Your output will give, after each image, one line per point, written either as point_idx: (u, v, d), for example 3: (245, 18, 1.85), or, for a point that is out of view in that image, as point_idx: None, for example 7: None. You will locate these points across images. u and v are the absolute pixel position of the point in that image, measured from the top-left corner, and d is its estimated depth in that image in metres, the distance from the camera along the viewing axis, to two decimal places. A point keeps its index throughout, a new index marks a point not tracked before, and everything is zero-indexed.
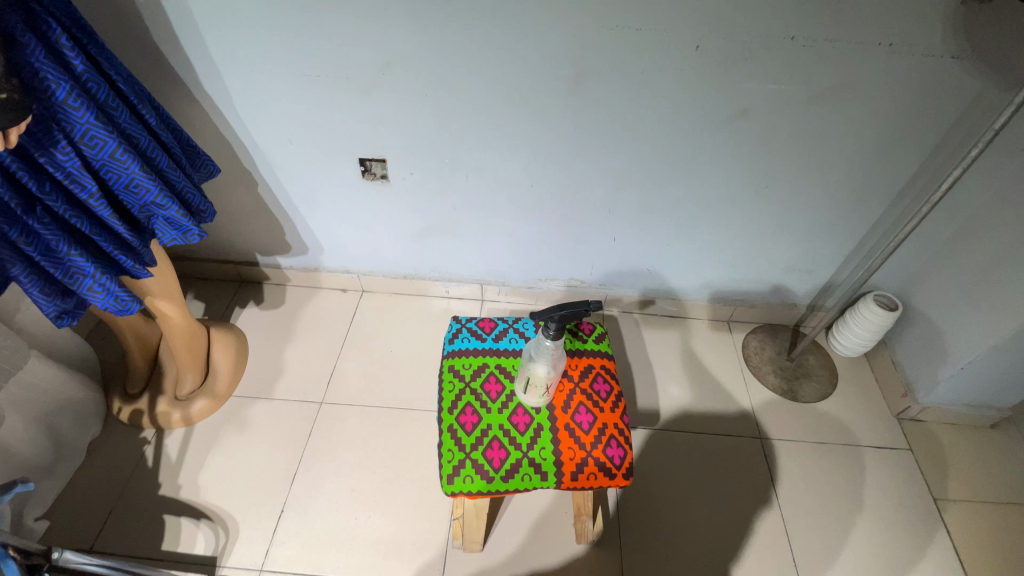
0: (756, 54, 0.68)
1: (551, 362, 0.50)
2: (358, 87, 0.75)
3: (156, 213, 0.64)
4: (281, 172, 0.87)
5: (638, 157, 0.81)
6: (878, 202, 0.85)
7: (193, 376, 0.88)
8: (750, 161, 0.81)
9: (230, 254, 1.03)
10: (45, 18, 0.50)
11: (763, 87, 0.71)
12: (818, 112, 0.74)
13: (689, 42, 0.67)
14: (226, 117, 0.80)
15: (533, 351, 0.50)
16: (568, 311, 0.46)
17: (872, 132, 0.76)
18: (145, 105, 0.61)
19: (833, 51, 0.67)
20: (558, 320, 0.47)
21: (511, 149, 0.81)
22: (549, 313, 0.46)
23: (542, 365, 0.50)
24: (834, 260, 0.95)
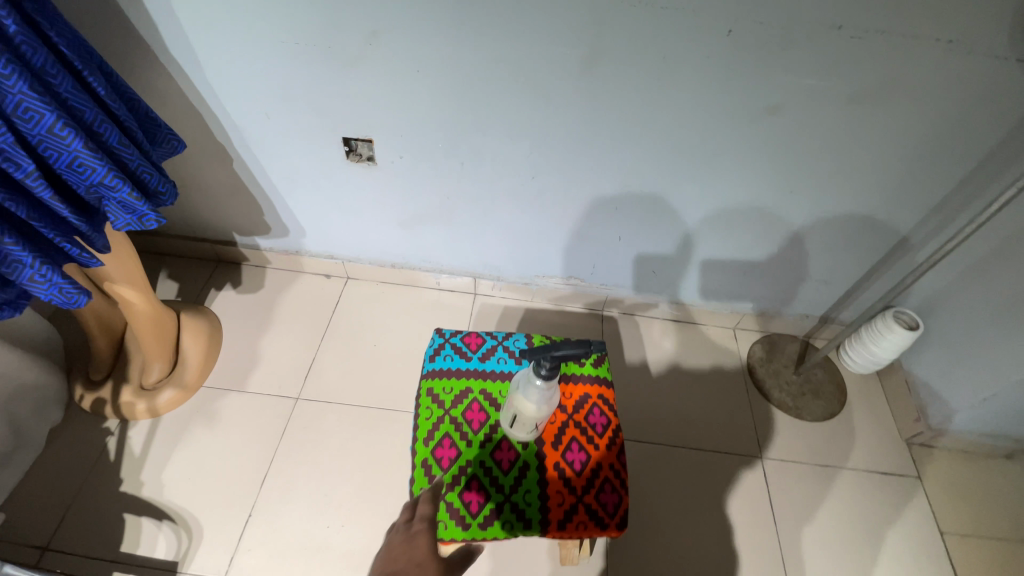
0: (795, 44, 0.59)
1: (542, 402, 0.44)
2: (344, 59, 0.66)
3: (107, 195, 0.57)
4: (259, 149, 0.80)
5: (652, 152, 0.74)
6: (911, 214, 0.77)
7: (161, 365, 0.82)
8: (776, 162, 0.73)
9: (206, 233, 0.96)
10: None
11: (799, 81, 0.63)
12: (857, 113, 0.66)
13: (719, 26, 0.58)
14: (198, 86, 0.72)
15: (521, 388, 0.44)
16: (564, 351, 0.40)
17: (915, 139, 0.68)
18: (92, 71, 0.53)
19: (882, 46, 0.59)
20: (553, 361, 0.41)
21: (512, 136, 0.74)
22: (541, 355, 0.41)
23: (530, 404, 0.44)
24: (854, 271, 0.88)
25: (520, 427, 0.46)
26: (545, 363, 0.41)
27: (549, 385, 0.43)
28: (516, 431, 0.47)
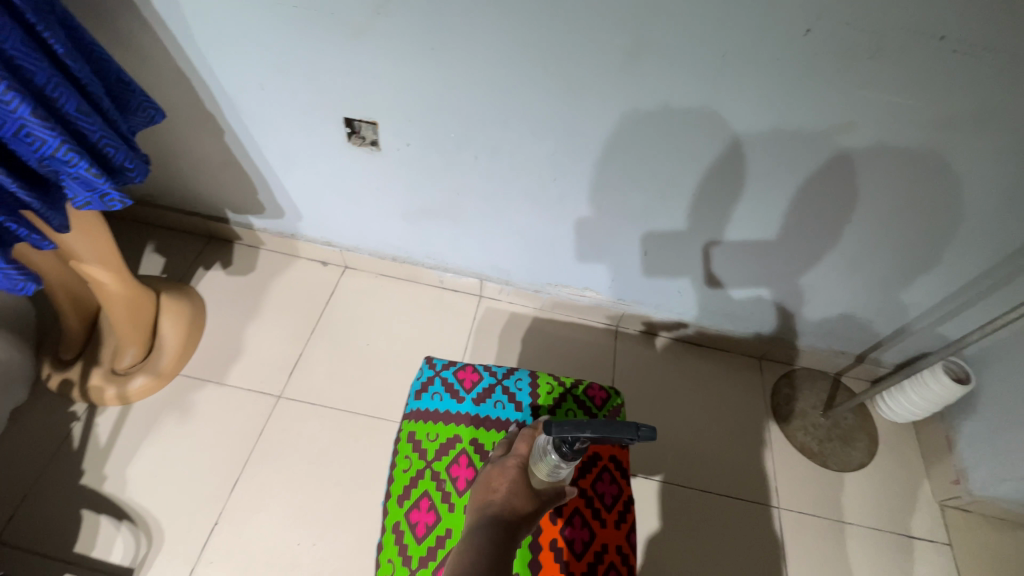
0: (881, 53, 0.50)
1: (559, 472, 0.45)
2: (347, 30, 0.57)
3: (60, 169, 0.49)
4: (252, 123, 0.72)
5: (693, 164, 0.64)
6: (984, 258, 0.67)
7: (135, 350, 0.76)
8: (834, 187, 0.63)
9: (197, 207, 0.89)
10: None
11: (878, 99, 0.53)
12: (941, 142, 0.56)
13: (792, 25, 0.49)
14: (185, 49, 0.64)
15: (537, 453, 0.46)
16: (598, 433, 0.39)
17: (1008, 175, 0.58)
18: (51, 28, 0.45)
19: (990, 64, 0.49)
20: (584, 439, 0.41)
21: (534, 132, 0.65)
22: (571, 433, 0.40)
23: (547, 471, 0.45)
24: (903, 313, 0.79)
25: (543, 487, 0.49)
26: (578, 440, 0.41)
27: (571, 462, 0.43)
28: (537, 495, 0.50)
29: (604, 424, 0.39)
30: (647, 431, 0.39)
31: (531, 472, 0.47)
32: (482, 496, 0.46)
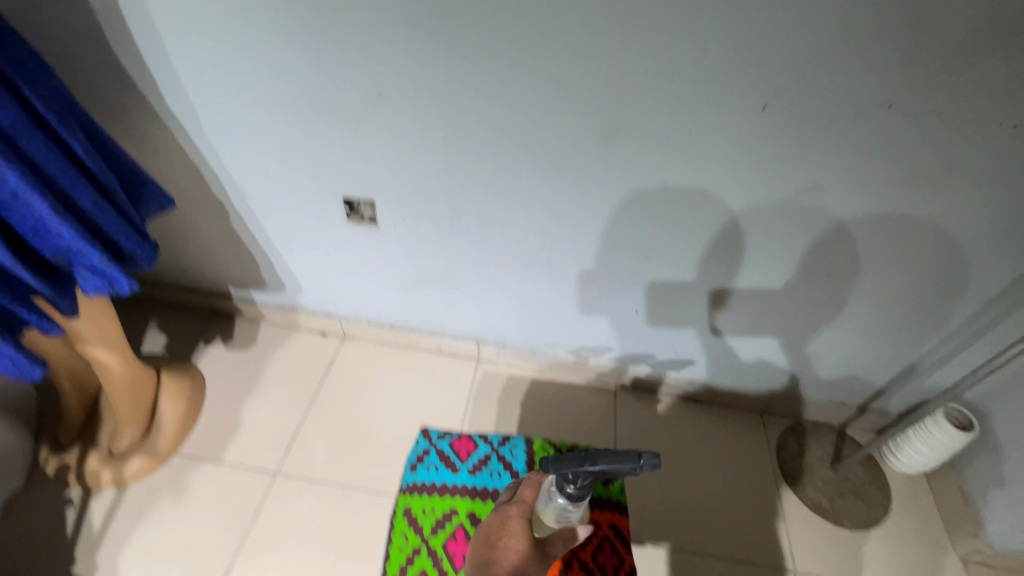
0: (837, 123, 0.54)
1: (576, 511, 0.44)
2: (346, 120, 0.63)
3: (73, 259, 0.52)
4: (256, 205, 0.76)
5: (675, 228, 0.67)
6: (966, 304, 0.69)
7: (133, 430, 0.76)
8: (811, 244, 0.66)
9: (201, 285, 0.92)
10: None
11: (841, 163, 0.57)
12: (906, 199, 0.59)
13: (751, 102, 0.53)
14: (197, 143, 0.69)
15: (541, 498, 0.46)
16: (603, 466, 0.38)
17: (974, 226, 0.61)
18: (73, 132, 0.49)
19: (937, 129, 0.53)
20: (586, 474, 0.39)
21: (522, 204, 0.68)
22: (570, 468, 0.39)
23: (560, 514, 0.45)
24: (898, 362, 0.79)
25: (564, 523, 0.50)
26: (579, 475, 0.39)
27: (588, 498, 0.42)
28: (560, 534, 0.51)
29: (604, 455, 0.38)
30: (652, 457, 0.37)
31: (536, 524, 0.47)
32: (484, 547, 0.47)
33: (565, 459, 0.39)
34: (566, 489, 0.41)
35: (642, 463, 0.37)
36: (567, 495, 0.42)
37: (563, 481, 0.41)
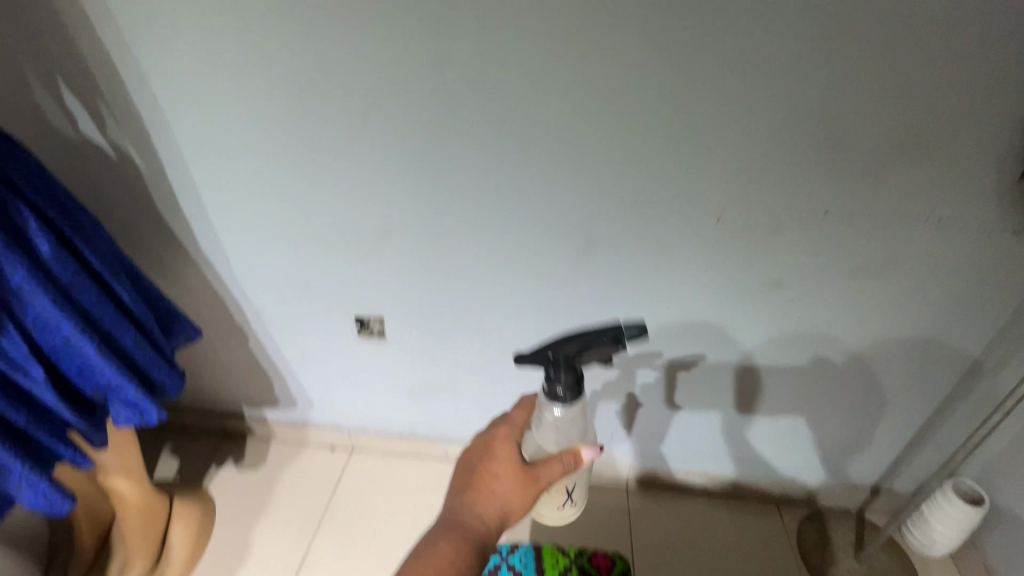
0: (784, 226, 0.62)
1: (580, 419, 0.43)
2: (358, 251, 0.71)
3: (111, 393, 0.57)
4: (274, 328, 0.82)
5: (661, 325, 0.73)
6: (946, 378, 0.73)
7: (142, 562, 0.76)
8: (787, 330, 0.72)
9: (216, 406, 0.96)
10: (15, 206, 0.49)
11: (796, 259, 0.65)
12: (862, 286, 0.66)
13: (707, 215, 0.62)
14: (225, 279, 0.77)
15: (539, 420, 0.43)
16: (592, 347, 0.39)
17: (930, 306, 0.67)
18: (122, 282, 0.57)
19: (871, 226, 0.61)
20: (575, 361, 0.39)
21: (517, 312, 0.74)
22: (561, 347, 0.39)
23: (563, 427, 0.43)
24: (899, 439, 0.81)
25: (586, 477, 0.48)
26: (567, 359, 0.39)
27: (583, 403, 0.42)
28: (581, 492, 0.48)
29: (591, 335, 0.39)
30: (633, 325, 0.39)
31: (528, 469, 0.43)
32: (465, 492, 0.44)
33: (555, 353, 0.39)
34: (560, 391, 0.40)
35: (627, 331, 0.39)
36: (559, 400, 0.40)
37: (554, 381, 0.39)
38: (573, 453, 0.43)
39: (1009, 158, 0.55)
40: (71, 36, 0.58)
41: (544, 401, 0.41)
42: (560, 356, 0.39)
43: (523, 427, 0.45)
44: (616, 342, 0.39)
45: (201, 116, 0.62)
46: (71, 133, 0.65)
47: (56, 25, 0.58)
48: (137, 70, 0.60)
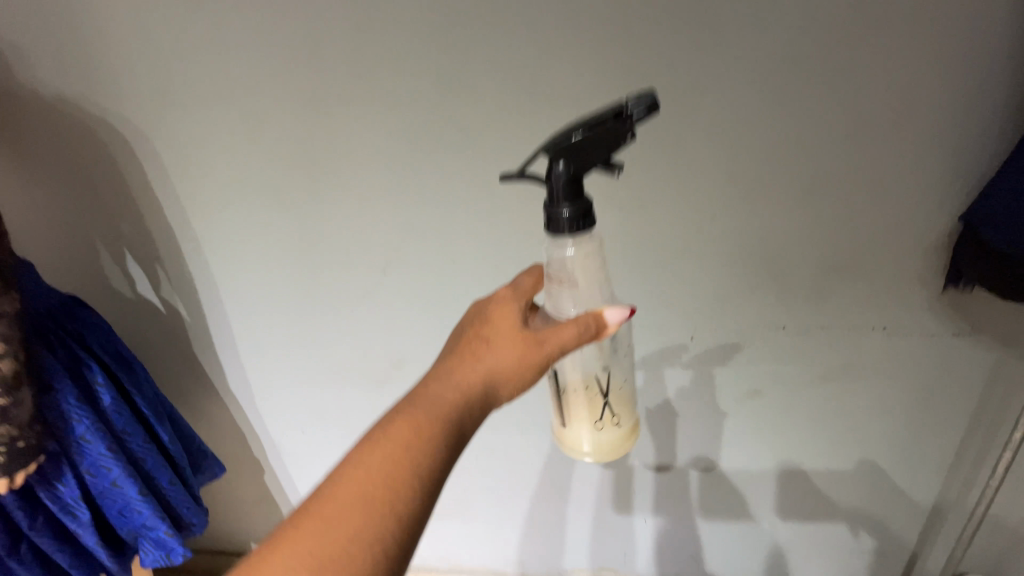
0: (751, 341, 0.71)
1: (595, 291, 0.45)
2: (374, 382, 0.79)
3: (143, 533, 0.61)
4: (291, 458, 0.87)
5: (658, 432, 0.81)
6: (931, 470, 0.78)
7: None
8: (773, 433, 0.79)
9: (231, 541, 0.97)
10: (88, 364, 0.56)
11: (768, 368, 0.73)
12: (831, 389, 0.74)
13: (682, 334, 0.72)
14: (251, 414, 0.84)
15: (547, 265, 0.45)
16: (595, 138, 0.38)
17: (897, 403, 0.74)
18: (165, 424, 0.63)
19: (827, 337, 0.70)
20: (582, 155, 0.39)
21: (522, 430, 0.80)
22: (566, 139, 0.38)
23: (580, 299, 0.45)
24: (900, 532, 0.85)
25: (624, 386, 0.50)
26: (574, 157, 0.39)
27: (592, 229, 0.42)
28: (625, 404, 0.50)
29: (594, 120, 0.38)
30: (637, 96, 0.38)
31: (540, 338, 0.43)
32: (465, 359, 0.45)
33: (552, 161, 0.39)
34: (567, 210, 0.40)
35: (632, 108, 0.38)
36: (567, 216, 0.40)
37: (557, 198, 0.40)
38: (596, 323, 0.43)
39: (934, 274, 0.65)
40: (139, 218, 0.70)
41: (551, 239, 0.42)
42: (557, 161, 0.39)
43: (529, 291, 0.48)
44: (622, 123, 0.38)
45: (241, 274, 0.72)
46: (129, 292, 0.75)
47: (128, 209, 0.69)
48: (190, 242, 0.71)
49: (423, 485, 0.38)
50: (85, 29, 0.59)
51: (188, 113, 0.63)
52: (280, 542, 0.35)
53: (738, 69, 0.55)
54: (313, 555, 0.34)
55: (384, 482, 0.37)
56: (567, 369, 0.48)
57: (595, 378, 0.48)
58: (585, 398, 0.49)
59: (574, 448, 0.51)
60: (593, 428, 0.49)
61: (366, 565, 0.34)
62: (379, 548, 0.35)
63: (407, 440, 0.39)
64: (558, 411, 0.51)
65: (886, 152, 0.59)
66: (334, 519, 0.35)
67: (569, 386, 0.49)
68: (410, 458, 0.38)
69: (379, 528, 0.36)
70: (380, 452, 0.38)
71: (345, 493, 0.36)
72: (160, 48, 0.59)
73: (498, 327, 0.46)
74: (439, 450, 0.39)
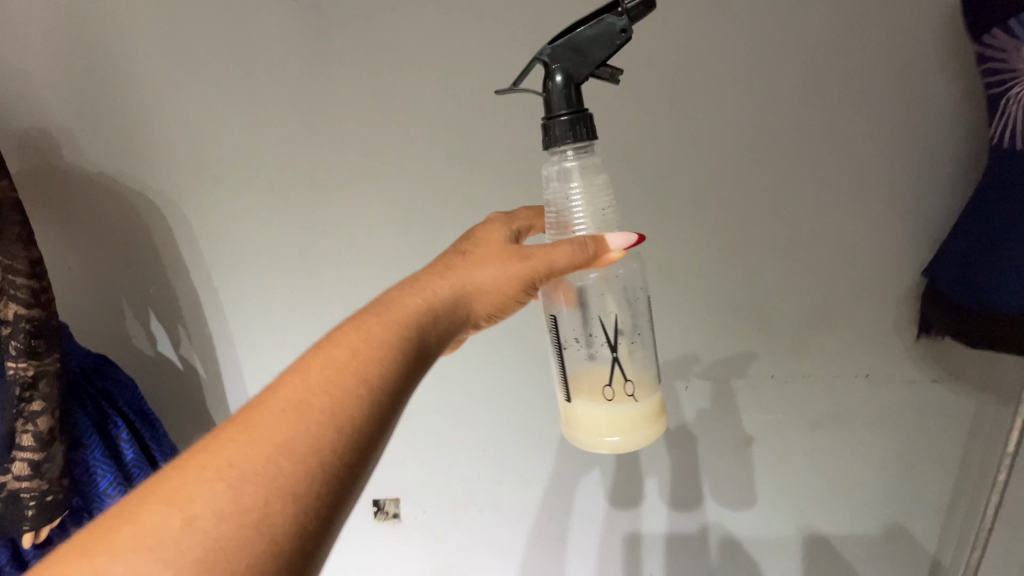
0: (743, 389, 0.75)
1: (596, 214, 0.42)
2: None
3: None
4: None
5: (659, 484, 0.81)
6: (931, 519, 0.79)
7: None
8: (771, 482, 0.80)
9: None
10: (114, 420, 0.61)
11: (761, 416, 0.76)
12: (823, 437, 0.76)
13: (677, 383, 0.75)
14: None
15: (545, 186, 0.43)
16: (589, 40, 0.39)
17: (888, 449, 0.76)
18: None
19: (814, 384, 0.74)
20: (575, 58, 0.40)
21: (525, 481, 0.82)
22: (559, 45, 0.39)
23: (576, 223, 0.42)
24: None
25: (638, 354, 0.44)
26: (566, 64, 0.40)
27: (591, 140, 0.41)
28: (641, 377, 0.44)
29: (584, 25, 0.39)
30: None
31: (524, 256, 0.42)
32: (435, 276, 0.42)
33: (547, 68, 0.40)
34: (565, 115, 0.39)
35: (626, 3, 0.39)
36: (564, 119, 0.39)
37: (554, 105, 0.39)
38: (593, 238, 0.41)
39: (907, 324, 0.70)
40: (168, 279, 0.75)
41: (550, 153, 0.41)
42: (552, 66, 0.40)
43: (517, 223, 0.48)
44: (617, 18, 0.39)
45: (259, 331, 0.77)
46: (149, 350, 0.79)
47: (158, 270, 0.75)
48: (213, 300, 0.76)
49: (379, 397, 0.34)
50: (144, 113, 0.68)
51: (222, 185, 0.70)
52: (196, 453, 0.29)
53: (709, 142, 0.65)
54: (237, 467, 0.29)
55: (332, 387, 0.32)
56: (564, 314, 0.45)
57: (597, 328, 0.44)
58: (588, 356, 0.44)
59: (582, 433, 0.44)
60: (602, 398, 0.43)
61: (303, 479, 0.29)
62: (319, 459, 0.30)
63: (364, 347, 0.35)
64: (558, 377, 0.46)
65: (847, 213, 0.66)
66: (268, 426, 0.30)
67: (570, 340, 0.44)
68: (365, 365, 0.34)
69: (321, 435, 0.31)
70: (331, 357, 0.34)
71: (283, 400, 0.32)
72: (207, 129, 0.68)
73: (475, 250, 0.44)
74: (399, 361, 0.36)
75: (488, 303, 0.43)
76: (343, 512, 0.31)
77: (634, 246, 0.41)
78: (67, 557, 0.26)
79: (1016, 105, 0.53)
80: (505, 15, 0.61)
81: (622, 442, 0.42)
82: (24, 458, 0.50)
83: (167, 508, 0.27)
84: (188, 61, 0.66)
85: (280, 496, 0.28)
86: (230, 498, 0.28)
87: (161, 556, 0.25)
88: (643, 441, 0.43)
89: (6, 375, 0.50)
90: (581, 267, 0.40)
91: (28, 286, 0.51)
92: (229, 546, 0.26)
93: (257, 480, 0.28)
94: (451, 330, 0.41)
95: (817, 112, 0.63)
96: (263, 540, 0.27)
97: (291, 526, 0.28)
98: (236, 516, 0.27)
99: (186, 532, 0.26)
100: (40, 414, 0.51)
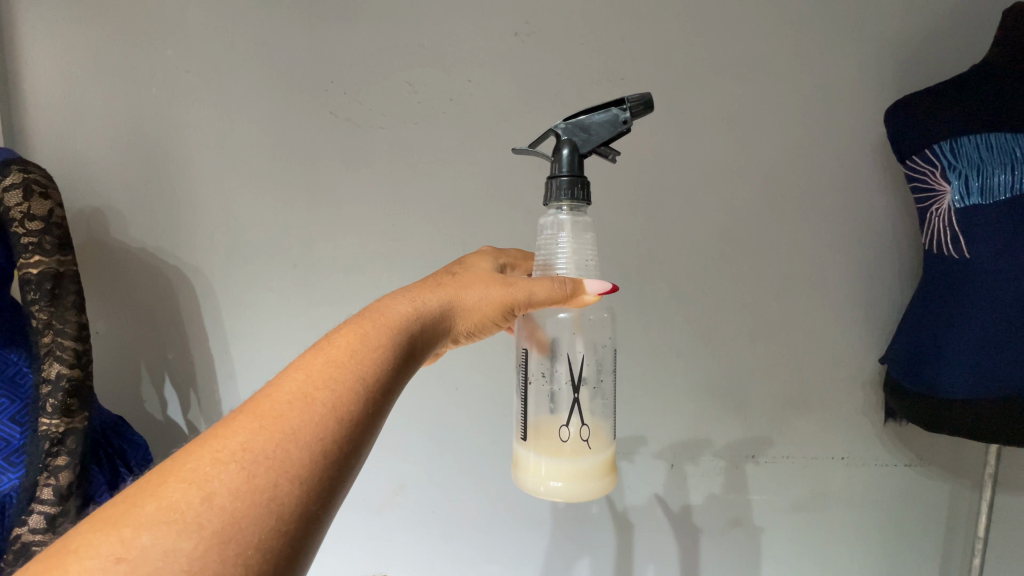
0: (727, 469, 0.78)
1: (578, 261, 0.48)
2: (373, 507, 0.82)
3: None
4: None
5: (650, 563, 0.81)
6: None
7: None
8: (760, 566, 0.80)
9: None
10: (122, 476, 0.65)
11: (746, 497, 0.78)
12: (809, 519, 0.78)
13: (662, 462, 0.78)
14: None
15: (540, 230, 0.49)
16: (595, 123, 0.47)
17: (873, 533, 0.78)
18: None
19: (794, 465, 0.77)
20: (584, 132, 0.47)
21: (518, 559, 0.82)
22: (575, 119, 0.47)
23: (558, 263, 0.48)
24: None
25: (596, 405, 0.50)
26: (576, 136, 0.47)
27: (586, 204, 0.47)
28: (595, 426, 0.48)
29: (597, 109, 0.48)
30: (638, 95, 0.48)
31: (507, 282, 0.47)
32: (426, 292, 0.46)
33: (558, 137, 0.47)
34: (564, 176, 0.46)
35: (630, 101, 0.47)
36: (563, 178, 0.46)
37: (557, 166, 0.46)
38: (570, 279, 0.47)
39: (874, 406, 0.75)
40: (187, 346, 0.81)
41: (547, 206, 0.48)
42: (562, 136, 0.47)
43: (497, 258, 0.54)
44: (621, 111, 0.47)
45: None
46: (158, 413, 0.82)
47: (179, 338, 0.81)
48: (227, 366, 0.81)
49: (375, 393, 0.37)
50: (189, 198, 0.77)
51: (251, 262, 0.78)
52: (205, 440, 0.31)
53: (684, 239, 0.73)
54: (249, 449, 0.30)
55: (334, 381, 0.35)
56: (534, 351, 0.51)
57: (563, 369, 0.50)
58: (550, 395, 0.49)
59: (532, 472, 0.47)
60: (557, 437, 0.48)
61: (310, 463, 0.31)
62: (324, 445, 0.32)
63: (359, 347, 0.39)
64: (518, 420, 0.51)
65: (810, 306, 0.74)
66: (276, 414, 0.33)
67: (537, 377, 0.50)
68: (363, 362, 0.38)
69: (326, 424, 0.33)
70: (331, 355, 0.37)
71: (289, 391, 0.34)
72: (243, 213, 0.77)
73: (463, 274, 0.50)
74: (390, 361, 0.39)
75: (469, 321, 0.48)
76: (341, 498, 0.33)
77: (607, 291, 0.47)
78: (77, 539, 0.26)
79: (938, 218, 0.63)
80: (509, 131, 0.73)
81: (565, 488, 0.46)
82: (41, 510, 0.56)
83: (183, 488, 0.28)
84: (234, 157, 0.76)
85: (287, 476, 0.30)
86: (244, 478, 0.29)
87: (179, 532, 0.27)
88: (587, 490, 0.46)
89: (40, 430, 0.58)
90: (558, 300, 0.46)
91: (73, 349, 0.59)
92: (242, 523, 0.28)
93: (267, 464, 0.30)
94: (435, 339, 0.46)
95: (775, 215, 0.72)
96: (272, 519, 0.29)
97: (298, 507, 0.30)
98: (249, 495, 0.29)
99: (204, 509, 0.28)
100: (62, 469, 0.57)
